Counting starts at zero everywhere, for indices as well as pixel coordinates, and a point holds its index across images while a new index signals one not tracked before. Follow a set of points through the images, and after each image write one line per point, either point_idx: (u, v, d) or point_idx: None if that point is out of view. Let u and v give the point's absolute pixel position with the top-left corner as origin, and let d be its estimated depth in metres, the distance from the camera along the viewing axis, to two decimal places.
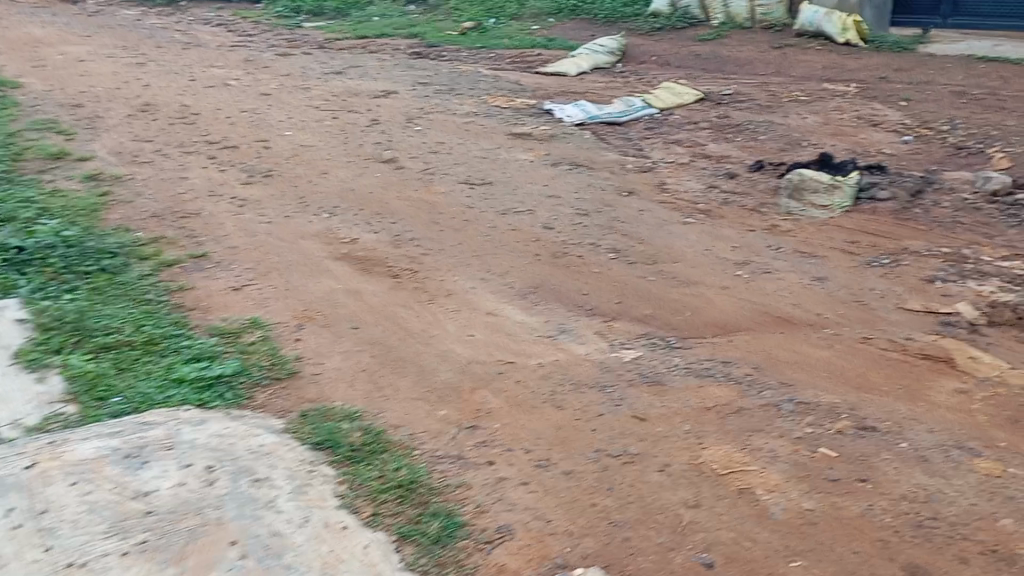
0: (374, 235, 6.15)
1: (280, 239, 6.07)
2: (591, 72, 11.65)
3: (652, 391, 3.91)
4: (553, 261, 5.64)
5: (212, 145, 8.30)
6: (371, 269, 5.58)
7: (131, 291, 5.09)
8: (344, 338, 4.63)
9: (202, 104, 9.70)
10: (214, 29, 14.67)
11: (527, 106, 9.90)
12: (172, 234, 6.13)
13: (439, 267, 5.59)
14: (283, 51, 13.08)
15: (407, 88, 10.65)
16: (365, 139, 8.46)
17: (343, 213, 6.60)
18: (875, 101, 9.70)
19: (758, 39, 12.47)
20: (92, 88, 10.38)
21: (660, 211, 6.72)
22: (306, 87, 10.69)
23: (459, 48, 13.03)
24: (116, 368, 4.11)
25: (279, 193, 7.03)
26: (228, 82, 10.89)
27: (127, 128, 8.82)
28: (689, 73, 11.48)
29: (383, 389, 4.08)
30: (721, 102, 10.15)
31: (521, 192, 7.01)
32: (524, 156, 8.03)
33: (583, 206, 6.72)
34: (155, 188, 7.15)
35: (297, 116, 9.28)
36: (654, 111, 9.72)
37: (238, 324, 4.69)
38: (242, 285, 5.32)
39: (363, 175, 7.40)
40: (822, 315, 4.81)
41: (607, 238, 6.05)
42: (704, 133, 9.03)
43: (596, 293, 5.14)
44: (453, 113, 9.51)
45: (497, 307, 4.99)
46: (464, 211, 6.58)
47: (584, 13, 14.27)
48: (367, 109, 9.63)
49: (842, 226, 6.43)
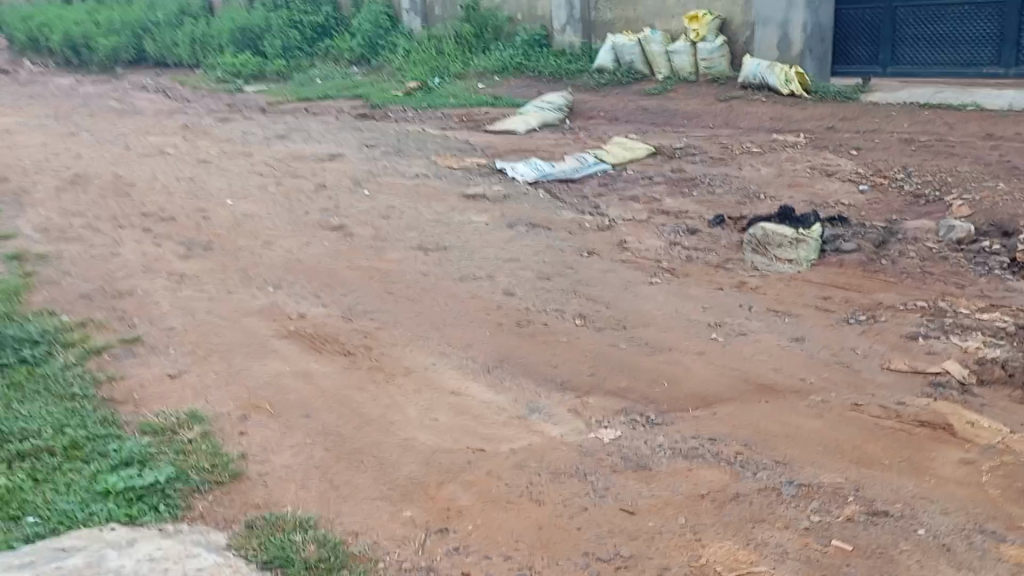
0: (323, 309, 5.75)
1: (222, 317, 5.63)
2: (541, 129, 11.51)
3: (638, 478, 3.60)
4: (517, 330, 5.30)
5: (148, 216, 7.85)
6: (321, 347, 5.16)
7: (53, 386, 4.58)
8: (294, 430, 4.19)
9: (137, 174, 9.25)
10: (151, 96, 14.24)
11: (478, 165, 9.66)
12: (102, 316, 5.65)
13: (395, 342, 5.20)
14: (223, 116, 12.71)
15: (353, 150, 10.35)
16: (311, 205, 8.09)
17: (290, 285, 6.19)
18: (826, 151, 9.69)
19: (703, 93, 12.51)
20: (19, 160, 9.86)
21: (625, 271, 6.47)
22: (248, 153, 10.32)
23: (406, 108, 12.83)
24: (32, 481, 3.59)
25: (220, 266, 6.60)
26: (165, 150, 10.46)
27: (57, 201, 8.33)
28: (638, 127, 11.42)
29: (339, 488, 3.66)
30: (673, 155, 10.06)
31: (478, 257, 6.69)
32: (479, 218, 7.74)
33: (544, 268, 6.43)
34: (84, 265, 6.67)
35: (239, 183, 8.89)
36: (606, 167, 9.56)
37: (174, 419, 4.22)
38: (180, 371, 4.86)
39: (310, 244, 7.01)
40: (806, 379, 4.58)
41: (572, 302, 5.75)
42: (660, 188, 8.89)
43: (566, 365, 4.81)
44: (402, 175, 9.22)
45: (461, 385, 4.61)
46: (418, 279, 6.22)
47: (529, 71, 14.23)
48: (312, 174, 9.28)
49: (812, 281, 6.25)
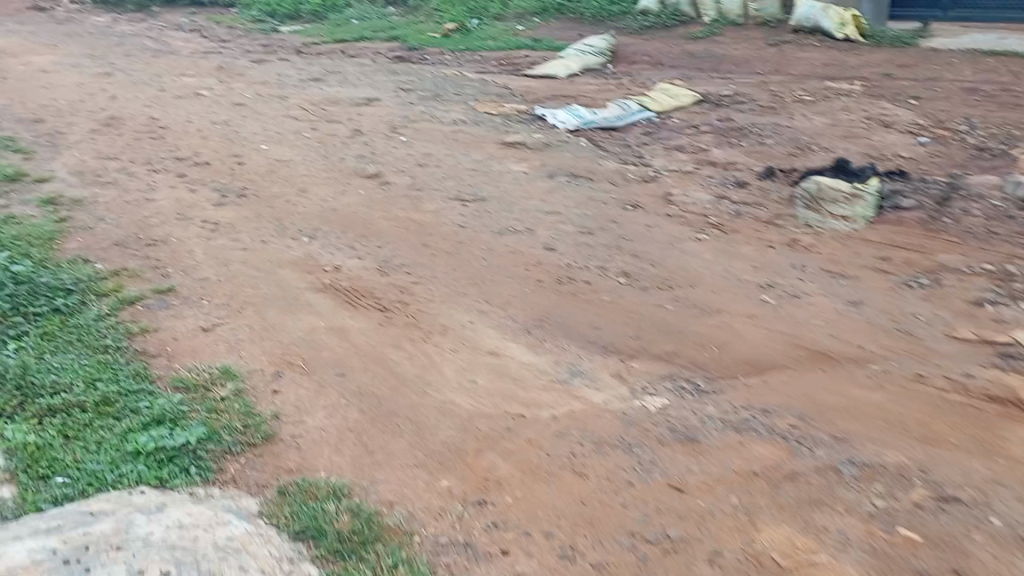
0: (358, 261, 5.59)
1: (256, 268, 5.50)
2: (582, 73, 11.11)
3: (687, 451, 3.45)
4: (558, 288, 5.10)
5: (182, 161, 7.71)
6: (356, 302, 5.01)
7: (86, 336, 4.49)
8: (328, 389, 4.07)
9: (171, 117, 9.09)
10: (186, 36, 14.03)
11: (517, 111, 9.36)
12: (136, 265, 5.54)
13: (431, 297, 5.04)
14: (258, 57, 12.47)
15: (389, 95, 10.09)
16: (346, 152, 7.89)
17: (325, 236, 6.03)
18: (883, 100, 9.23)
19: (753, 36, 11.97)
20: (53, 101, 9.74)
21: (670, 226, 6.21)
22: (282, 96, 10.10)
23: (443, 51, 12.47)
24: (62, 437, 3.52)
25: (254, 214, 6.46)
26: (199, 92, 10.29)
27: (91, 144, 8.21)
28: (684, 72, 10.98)
29: (374, 454, 3.54)
30: (721, 103, 9.65)
31: (517, 209, 6.47)
32: (518, 167, 7.49)
33: (587, 222, 6.19)
34: (118, 211, 6.56)
35: (273, 127, 8.70)
36: (650, 115, 9.21)
37: (207, 373, 4.12)
38: (213, 325, 4.74)
39: (346, 193, 6.83)
40: (864, 348, 4.36)
41: (616, 259, 5.53)
42: (707, 137, 8.54)
43: (609, 326, 4.61)
44: (439, 121, 8.96)
45: (500, 345, 4.44)
46: (456, 232, 6.03)
47: (570, 12, 13.74)
48: (347, 119, 9.05)
49: (869, 240, 5.96)
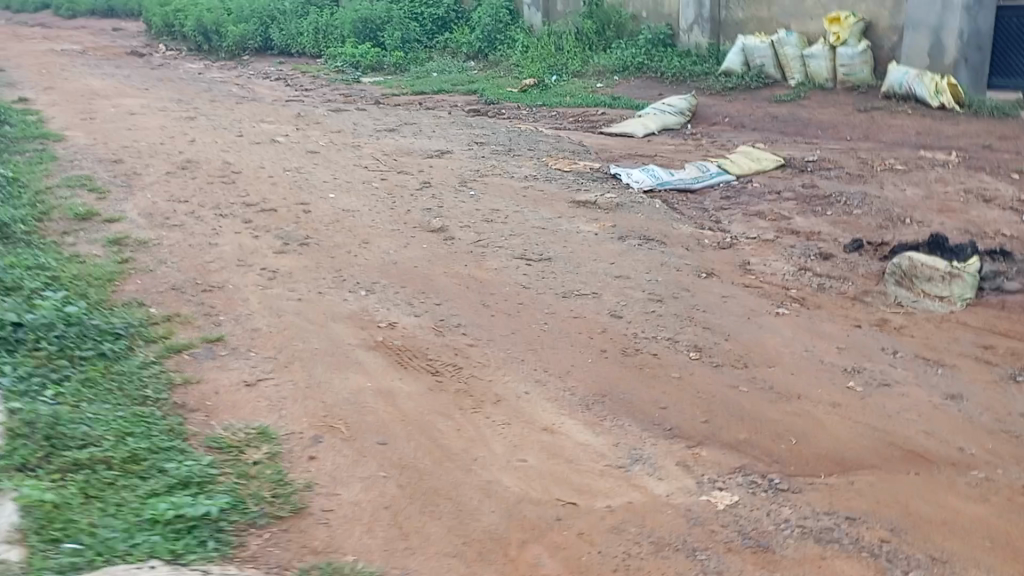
0: (415, 318, 5.36)
1: (309, 321, 5.31)
2: (660, 133, 10.85)
3: (759, 562, 3.10)
4: (623, 360, 4.76)
5: (250, 206, 7.69)
6: (407, 362, 4.76)
7: (127, 385, 4.33)
8: (368, 459, 3.79)
9: (245, 162, 9.15)
10: (272, 84, 14.36)
11: (591, 170, 9.13)
12: (189, 311, 5.42)
13: (487, 362, 4.74)
14: (337, 106, 12.62)
15: (462, 148, 10.00)
16: (414, 204, 7.75)
17: (383, 289, 5.83)
18: (982, 173, 8.71)
19: (841, 102, 11.55)
20: (135, 143, 9.95)
21: (747, 298, 5.83)
22: (357, 145, 10.12)
23: (520, 106, 12.41)
24: (82, 496, 3.30)
25: (314, 263, 6.33)
26: (276, 139, 10.39)
27: (165, 186, 8.29)
28: (767, 136, 10.62)
29: (409, 538, 3.24)
30: (805, 169, 9.25)
31: (584, 270, 6.17)
32: (588, 227, 7.21)
33: (657, 288, 5.85)
34: (181, 254, 6.51)
35: (343, 176, 8.65)
36: (730, 178, 8.87)
37: (242, 434, 3.91)
38: (257, 379, 4.54)
39: (409, 245, 6.66)
40: (966, 450, 3.87)
41: (687, 331, 5.16)
42: (789, 205, 8.15)
43: (675, 406, 4.23)
44: (510, 177, 8.79)
45: (555, 420, 4.11)
46: (519, 292, 5.76)
47: (651, 71, 13.57)
48: (418, 170, 8.97)
49: (968, 324, 5.46)
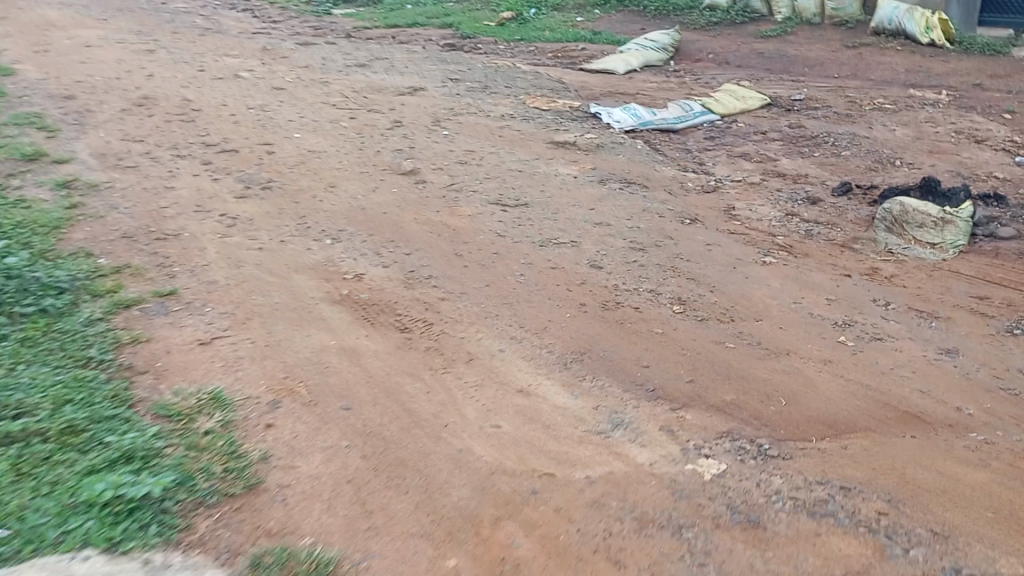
0: (383, 270, 5.05)
1: (270, 272, 4.99)
2: (642, 70, 10.44)
3: (750, 540, 2.88)
4: (603, 314, 4.49)
5: (210, 147, 7.26)
6: (374, 318, 4.47)
7: (69, 346, 4.02)
8: (330, 426, 3.53)
9: (206, 99, 8.67)
10: (238, 15, 13.67)
11: (570, 108, 8.75)
12: (141, 262, 5.06)
13: (459, 318, 4.46)
14: (305, 40, 12.03)
15: (436, 84, 9.55)
16: (384, 145, 7.36)
17: (350, 238, 5.49)
18: (973, 112, 8.43)
19: (828, 38, 11.15)
20: (89, 78, 9.39)
21: (733, 246, 5.55)
22: (325, 81, 9.63)
23: (497, 40, 11.89)
24: (14, 473, 3.03)
25: (277, 209, 5.96)
26: (240, 74, 9.86)
27: (119, 125, 7.80)
28: (752, 73, 10.25)
29: (372, 516, 2.99)
30: (791, 108, 8.92)
31: (563, 217, 5.87)
32: (567, 170, 6.88)
33: (638, 236, 5.56)
34: (134, 199, 6.11)
35: (310, 115, 8.22)
36: (714, 117, 8.55)
37: (194, 400, 3.63)
38: (212, 338, 4.23)
39: (378, 190, 6.30)
40: (964, 411, 3.66)
41: (670, 282, 4.89)
42: (775, 146, 7.85)
43: (659, 366, 3.98)
44: (486, 115, 8.39)
45: (531, 382, 3.85)
46: (493, 241, 5.45)
47: (632, 5, 12.98)
48: (388, 109, 8.53)
49: (962, 272, 5.23)
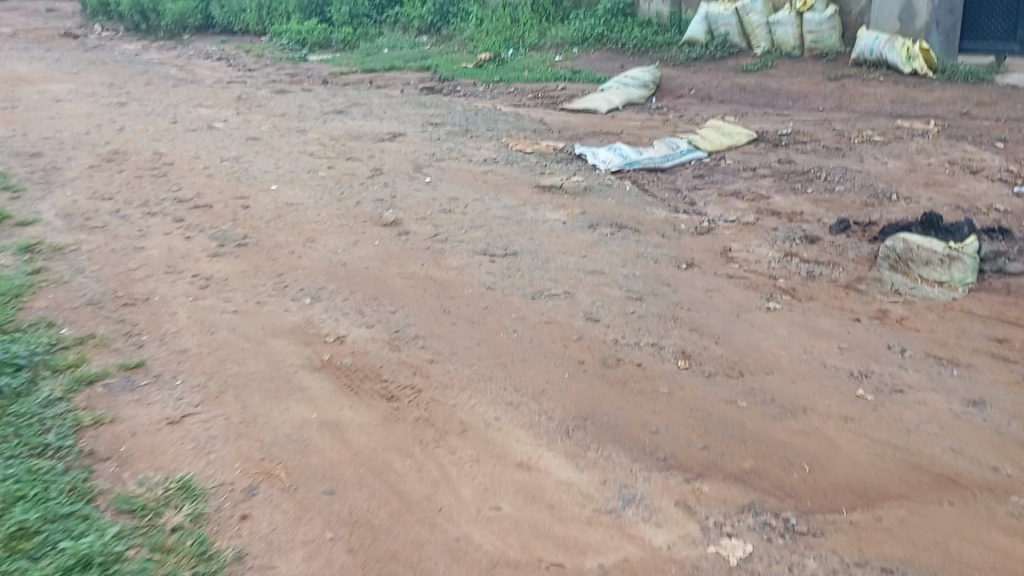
0: (366, 331, 4.75)
1: (245, 337, 4.67)
2: (624, 108, 10.28)
3: None
4: (604, 373, 4.21)
5: (182, 203, 6.97)
6: (359, 386, 4.15)
7: (24, 432, 3.66)
8: (312, 514, 3.22)
9: (179, 152, 8.39)
10: (213, 64, 13.46)
11: (554, 150, 8.54)
12: (107, 331, 4.73)
13: (450, 382, 4.15)
14: (281, 87, 11.82)
15: (416, 129, 9.33)
16: (364, 195, 7.09)
17: (330, 297, 5.20)
18: (964, 142, 8.29)
19: (810, 70, 11.06)
20: (58, 133, 9.11)
21: (734, 292, 5.31)
22: (302, 129, 9.39)
23: (476, 82, 11.73)
24: None
25: (253, 267, 5.66)
26: (214, 124, 9.61)
27: (88, 182, 7.51)
28: (736, 108, 10.11)
29: None
30: (780, 142, 8.76)
31: (554, 266, 5.60)
32: (555, 215, 6.64)
33: (634, 284, 5.30)
34: (102, 261, 5.79)
35: (287, 165, 7.95)
36: (701, 155, 8.36)
37: (161, 490, 3.30)
38: (183, 415, 3.89)
39: (359, 243, 6.02)
40: (1001, 471, 3.39)
41: (672, 334, 4.62)
42: (766, 182, 7.66)
43: (668, 430, 3.69)
44: (468, 160, 8.16)
45: (531, 454, 3.55)
46: (482, 294, 5.17)
47: (611, 43, 12.93)
48: (368, 156, 8.29)
49: (975, 312, 4.99)
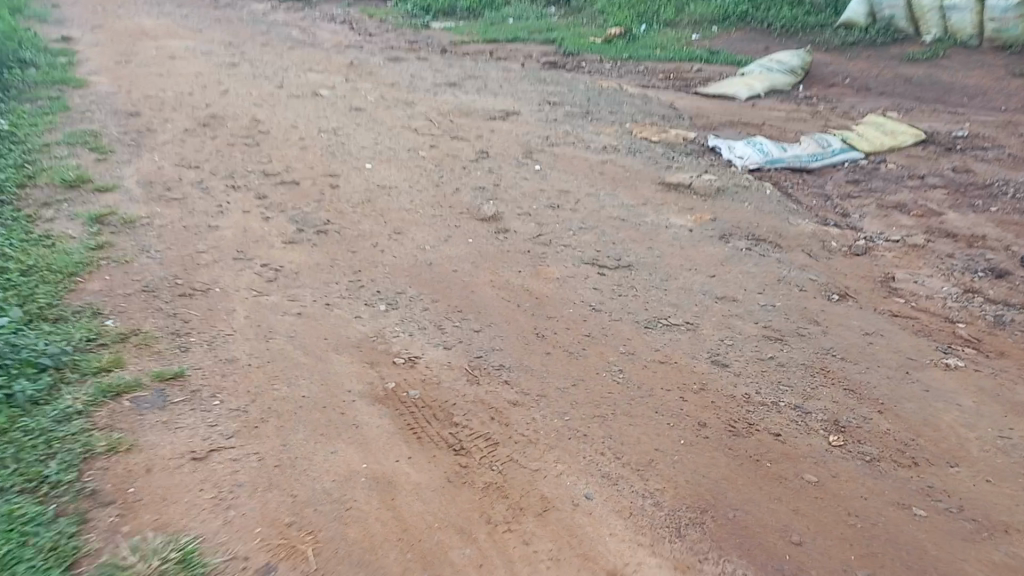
0: (443, 353, 3.97)
1: (305, 349, 3.98)
2: (766, 96, 9.08)
3: None
4: (732, 446, 3.30)
5: (269, 178, 6.38)
6: (423, 431, 3.37)
7: (24, 456, 3.04)
8: None
9: (278, 120, 7.85)
10: (335, 27, 12.99)
11: (684, 140, 7.53)
12: (153, 327, 4.10)
13: (535, 438, 3.31)
14: (396, 55, 11.18)
15: (531, 108, 8.48)
16: (464, 181, 6.32)
17: (409, 304, 4.45)
18: None
19: (991, 63, 9.54)
20: (162, 93, 8.75)
21: (900, 338, 4.28)
22: (409, 102, 8.70)
23: (602, 59, 10.77)
24: None
25: (329, 260, 4.99)
26: (320, 91, 9.04)
27: (178, 147, 7.05)
28: (899, 103, 8.78)
29: None
30: (953, 146, 7.46)
31: (676, 286, 4.69)
32: (680, 220, 5.69)
33: (774, 319, 4.33)
34: (170, 239, 5.24)
35: (386, 142, 7.27)
36: (857, 156, 7.17)
37: (157, 560, 2.63)
38: (210, 449, 3.19)
39: (450, 240, 5.26)
40: None
41: (822, 395, 3.67)
42: (936, 194, 6.45)
43: (818, 546, 2.83)
44: (585, 146, 7.26)
45: (628, 558, 2.76)
46: (586, 317, 4.31)
47: (755, 22, 11.65)
48: (475, 136, 7.52)
49: None
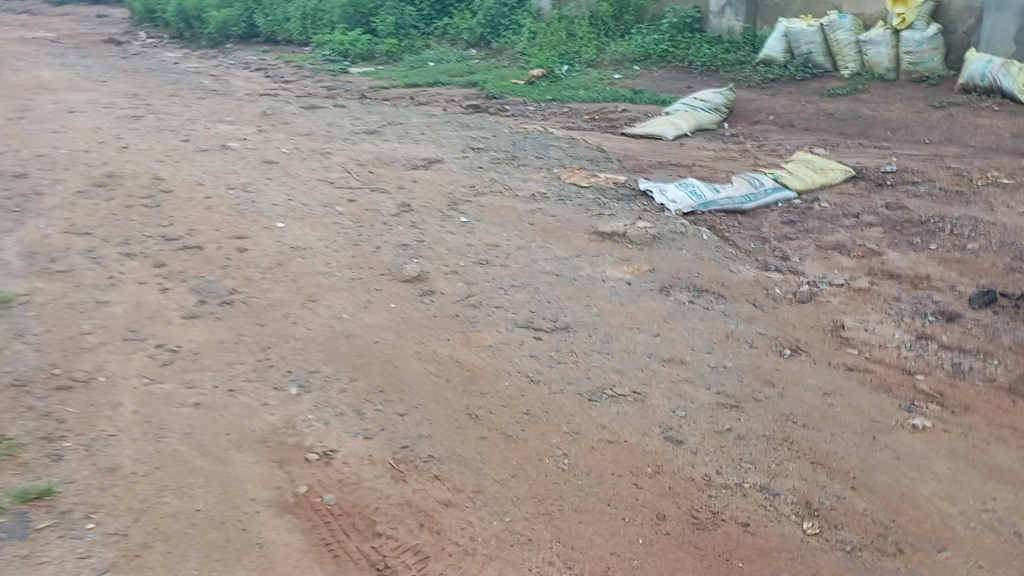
0: (363, 443, 3.48)
1: (203, 449, 3.41)
2: (693, 134, 8.91)
3: None
4: (694, 543, 3.00)
5: (169, 243, 5.81)
6: (338, 550, 2.91)
7: None
8: None
9: (182, 177, 7.27)
10: (249, 75, 12.45)
11: (615, 184, 7.24)
12: (19, 432, 3.45)
13: (478, 546, 2.95)
14: (313, 103, 10.69)
15: (455, 155, 8.11)
16: (385, 238, 5.86)
17: (324, 387, 3.93)
18: None
19: (909, 95, 9.57)
20: (55, 151, 8.07)
21: (860, 395, 3.98)
22: (326, 152, 8.23)
23: (526, 101, 10.51)
24: None
25: (233, 335, 4.46)
26: (229, 144, 8.50)
27: (68, 211, 6.39)
28: (825, 138, 8.71)
29: None
30: (883, 181, 7.35)
31: (618, 347, 4.32)
32: (617, 272, 5.34)
33: (726, 384, 3.98)
34: (51, 319, 4.57)
35: (299, 197, 6.77)
36: (789, 195, 6.98)
37: None
38: None
39: (370, 306, 4.79)
40: None
41: (789, 471, 3.36)
42: (873, 232, 6.28)
43: None
44: (513, 195, 6.89)
45: None
46: (524, 390, 3.88)
47: (676, 60, 11.62)
48: (397, 187, 7.09)
49: None
